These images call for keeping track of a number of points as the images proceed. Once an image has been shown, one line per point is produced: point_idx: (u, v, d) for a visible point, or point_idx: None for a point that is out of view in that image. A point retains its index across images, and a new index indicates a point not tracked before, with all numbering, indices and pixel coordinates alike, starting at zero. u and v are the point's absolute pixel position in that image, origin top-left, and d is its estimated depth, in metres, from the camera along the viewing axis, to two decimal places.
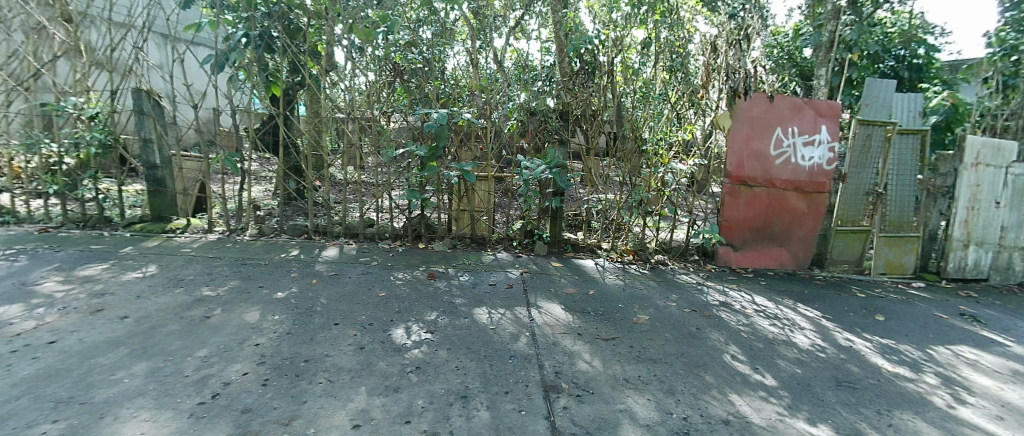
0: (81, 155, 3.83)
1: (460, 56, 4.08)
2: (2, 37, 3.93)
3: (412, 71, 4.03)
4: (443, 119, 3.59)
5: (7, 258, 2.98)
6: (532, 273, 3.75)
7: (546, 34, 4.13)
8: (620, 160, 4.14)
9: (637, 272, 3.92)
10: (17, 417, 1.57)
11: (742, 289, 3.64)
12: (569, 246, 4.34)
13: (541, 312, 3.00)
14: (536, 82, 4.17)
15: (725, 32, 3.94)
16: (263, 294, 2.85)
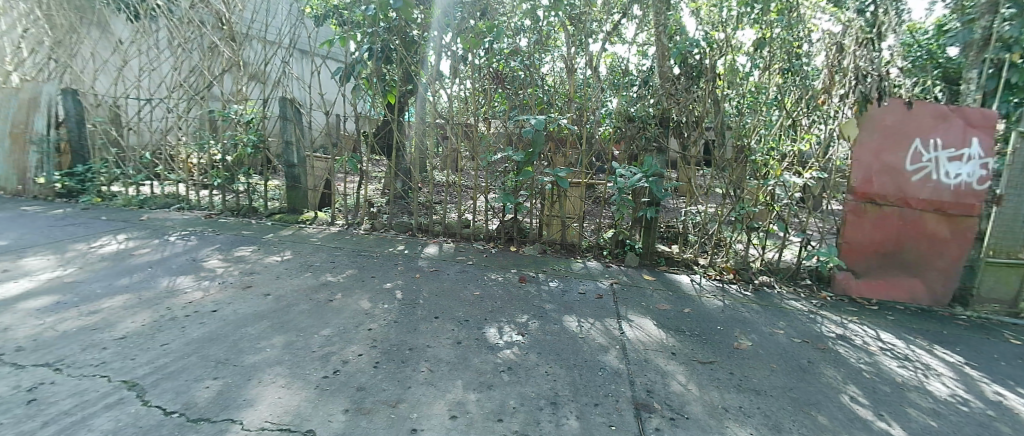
0: (239, 155, 4.52)
1: (557, 62, 4.09)
2: (185, 56, 4.76)
3: (513, 78, 4.11)
4: (540, 124, 3.68)
5: (184, 238, 3.62)
6: (624, 284, 3.64)
7: (646, 36, 3.98)
8: (724, 170, 3.84)
9: (739, 294, 3.56)
10: (189, 371, 1.88)
11: (867, 322, 3.16)
12: (662, 260, 4.10)
13: (632, 326, 2.88)
14: (630, 87, 4.03)
15: (853, 30, 3.50)
16: (374, 284, 3.12)
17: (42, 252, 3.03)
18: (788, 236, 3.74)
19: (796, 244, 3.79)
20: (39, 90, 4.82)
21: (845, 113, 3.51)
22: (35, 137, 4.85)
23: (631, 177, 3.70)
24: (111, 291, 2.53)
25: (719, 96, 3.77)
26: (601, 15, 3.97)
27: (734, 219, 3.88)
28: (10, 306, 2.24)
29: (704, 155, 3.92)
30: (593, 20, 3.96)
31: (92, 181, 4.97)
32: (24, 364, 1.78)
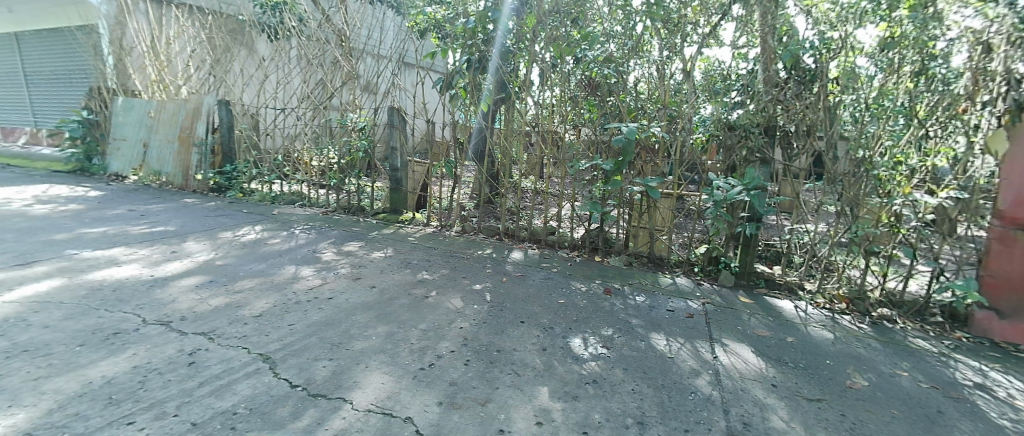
0: (350, 157, 5.03)
1: (651, 68, 3.91)
2: (310, 70, 5.33)
3: (607, 86, 4.01)
4: (632, 133, 3.51)
5: (306, 231, 4.09)
6: (717, 306, 3.38)
7: (749, 37, 3.66)
8: (841, 186, 3.42)
9: (851, 326, 3.12)
10: (310, 350, 2.10)
11: (1016, 370, 2.59)
12: (762, 281, 3.75)
13: (727, 352, 2.67)
14: (730, 91, 3.74)
15: (1006, 27, 2.82)
16: (465, 284, 3.25)
17: (199, 238, 3.59)
18: (916, 264, 3.20)
19: (925, 273, 3.22)
20: (203, 101, 5.73)
21: (990, 123, 2.93)
22: (197, 142, 5.81)
23: (729, 190, 3.42)
24: (249, 275, 2.93)
25: (833, 103, 3.38)
26: (698, 15, 3.75)
27: (849, 241, 3.41)
28: (177, 282, 2.68)
29: (814, 168, 3.51)
30: (687, 23, 3.75)
31: (236, 179, 5.79)
32: (187, 331, 2.12)
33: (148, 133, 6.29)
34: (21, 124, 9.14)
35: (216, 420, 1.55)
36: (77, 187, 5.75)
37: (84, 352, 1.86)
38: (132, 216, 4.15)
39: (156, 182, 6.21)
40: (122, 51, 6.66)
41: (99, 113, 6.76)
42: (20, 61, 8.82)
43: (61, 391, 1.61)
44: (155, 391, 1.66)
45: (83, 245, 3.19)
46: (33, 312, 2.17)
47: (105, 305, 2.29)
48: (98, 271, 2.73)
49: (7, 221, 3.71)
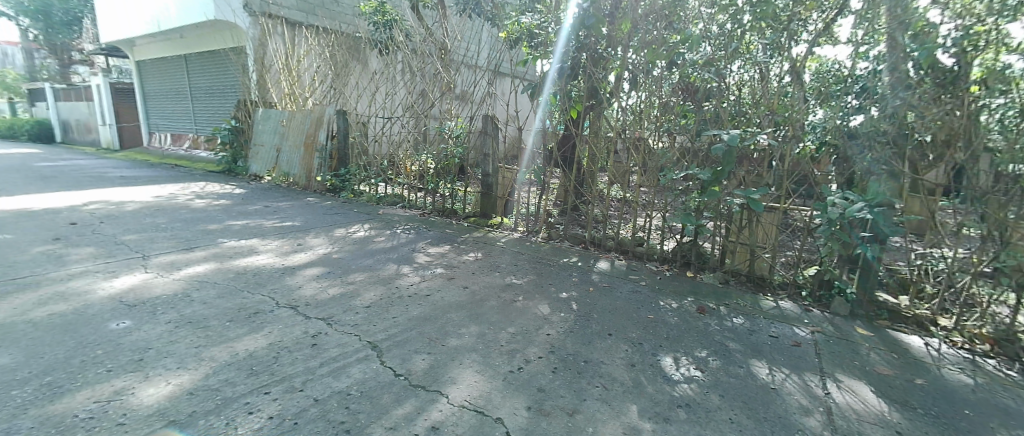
0: (446, 162, 5.36)
1: (748, 70, 3.55)
2: (414, 80, 5.71)
3: (706, 91, 3.72)
4: (734, 141, 3.21)
5: (405, 231, 4.40)
6: (829, 335, 2.92)
7: (872, 30, 3.03)
8: (987, 206, 2.69)
9: (1000, 373, 2.50)
10: (411, 343, 2.25)
11: None
12: (884, 312, 3.13)
13: (840, 388, 2.31)
14: (845, 95, 3.17)
15: None
16: (552, 291, 3.26)
17: (318, 233, 4.03)
18: None
19: None
20: (324, 112, 6.47)
21: None
22: (319, 147, 6.56)
23: (847, 207, 2.91)
24: (359, 268, 3.22)
25: (975, 109, 2.65)
26: (810, 11, 3.32)
27: (995, 271, 2.73)
28: (301, 271, 3.03)
29: (951, 181, 2.80)
30: (795, 19, 3.32)
31: (348, 181, 6.40)
32: (310, 316, 2.38)
33: (280, 139, 7.23)
34: (187, 131, 10.98)
35: (333, 398, 1.72)
36: (225, 185, 6.76)
37: (232, 327, 2.17)
38: (265, 211, 4.78)
39: (284, 183, 7.08)
40: (263, 68, 7.66)
41: (243, 122, 7.92)
42: (186, 78, 10.55)
43: (216, 358, 1.89)
44: (286, 366, 1.89)
45: (230, 234, 3.75)
46: (196, 289, 2.59)
47: (247, 287, 2.67)
48: (241, 258, 3.18)
49: (175, 213, 4.48)
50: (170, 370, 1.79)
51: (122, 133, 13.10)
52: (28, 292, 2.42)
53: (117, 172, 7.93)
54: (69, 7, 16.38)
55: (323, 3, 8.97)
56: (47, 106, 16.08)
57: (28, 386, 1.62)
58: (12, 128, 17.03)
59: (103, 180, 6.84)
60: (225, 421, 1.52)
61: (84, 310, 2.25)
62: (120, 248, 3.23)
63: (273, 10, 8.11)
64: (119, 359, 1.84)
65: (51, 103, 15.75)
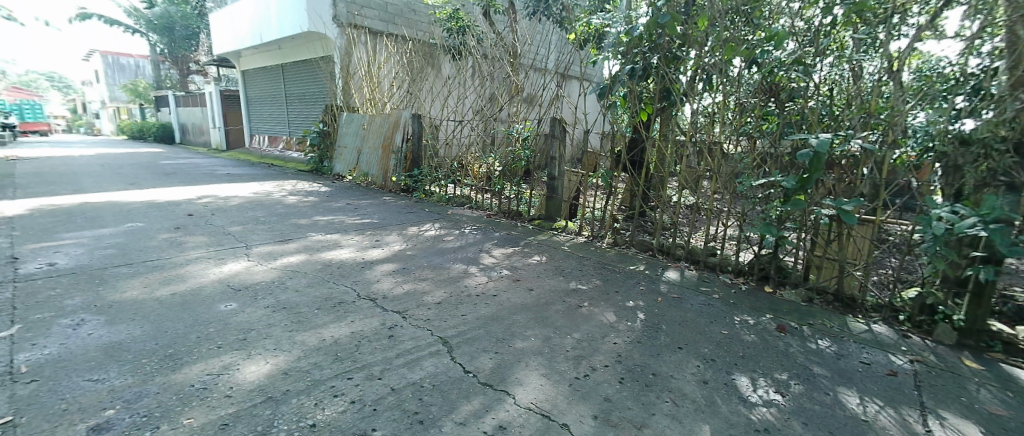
0: (513, 165, 5.37)
1: (841, 67, 3.15)
2: (487, 84, 5.84)
3: (791, 91, 3.37)
4: (824, 146, 2.83)
5: (473, 231, 4.52)
6: (931, 366, 2.53)
7: (989, 22, 2.52)
8: None
9: None
10: (479, 341, 2.30)
11: None
12: (997, 344, 2.65)
13: (946, 427, 1.99)
14: (952, 96, 2.69)
15: None
16: (617, 299, 3.17)
17: (393, 230, 4.26)
18: None
19: None
20: (400, 116, 6.80)
21: None
22: (395, 149, 6.92)
23: (955, 222, 2.44)
24: (430, 266, 3.35)
25: None
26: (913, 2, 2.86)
27: None
28: (378, 266, 3.22)
29: None
30: (895, 12, 2.90)
31: (421, 182, 6.66)
32: (387, 308, 2.52)
33: (361, 141, 7.73)
34: (281, 134, 12.08)
35: (408, 389, 1.80)
36: (311, 183, 7.35)
37: (319, 315, 2.35)
38: (346, 208, 5.13)
39: (363, 182, 7.55)
40: (346, 74, 8.19)
41: (329, 125, 8.57)
42: (282, 85, 11.61)
43: (307, 343, 2.06)
44: (366, 355, 2.01)
45: (317, 229, 4.07)
46: (289, 278, 2.84)
47: (333, 278, 2.88)
48: (325, 251, 3.43)
49: (270, 207, 4.95)
50: (267, 350, 1.97)
51: (228, 135, 14.67)
52: (155, 273, 2.79)
53: (222, 170, 8.91)
54: (189, 23, 18.57)
55: (402, 12, 9.48)
56: (170, 111, 18.42)
57: (156, 356, 1.87)
58: (142, 130, 19.77)
59: (211, 176, 7.71)
60: (314, 402, 1.64)
61: (199, 292, 2.55)
62: (227, 237, 3.64)
63: (358, 21, 8.80)
64: (227, 337, 2.06)
65: (173, 108, 18.02)
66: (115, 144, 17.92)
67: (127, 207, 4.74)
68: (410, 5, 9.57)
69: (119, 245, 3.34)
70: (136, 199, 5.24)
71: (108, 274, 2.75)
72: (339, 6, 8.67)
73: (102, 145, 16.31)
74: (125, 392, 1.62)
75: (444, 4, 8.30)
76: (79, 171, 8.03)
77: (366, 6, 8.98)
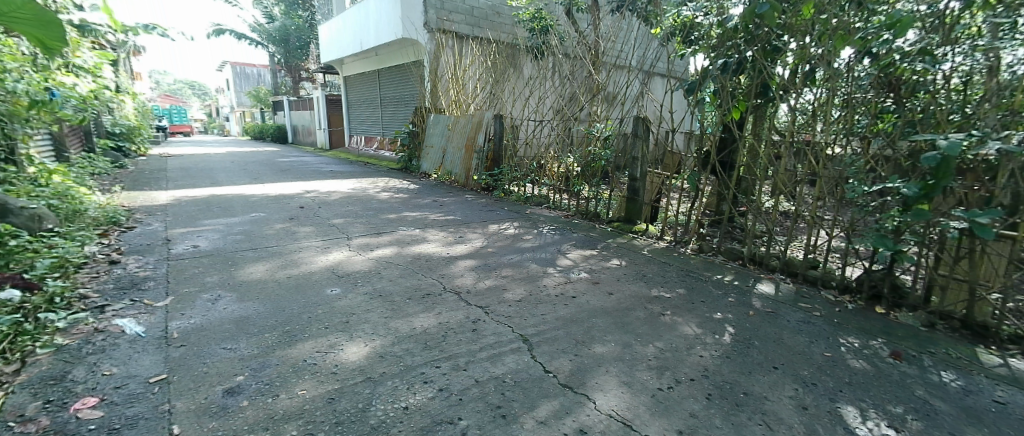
0: (593, 165, 5.26)
1: (974, 56, 2.60)
2: (567, 83, 5.78)
3: (913, 85, 2.89)
4: (954, 149, 2.39)
5: (552, 231, 4.54)
6: None
7: None
8: None
9: None
10: (559, 342, 2.29)
11: None
12: None
13: None
14: None
15: None
16: (703, 310, 2.98)
17: (474, 227, 4.41)
18: None
19: None
20: (484, 116, 7.02)
21: None
22: (477, 149, 7.15)
23: None
24: (510, 264, 3.41)
25: None
26: None
27: None
28: (461, 261, 3.35)
29: None
30: None
31: (501, 181, 6.78)
32: (471, 302, 2.61)
33: (447, 141, 8.08)
34: (375, 134, 13.05)
35: (492, 383, 1.85)
36: (401, 181, 7.83)
37: (410, 304, 2.51)
38: (431, 205, 5.40)
39: (447, 180, 7.91)
40: (435, 77, 8.62)
41: (419, 126, 9.08)
42: (377, 89, 12.52)
43: (400, 330, 2.21)
44: (453, 346, 2.11)
45: (407, 224, 4.33)
46: (383, 268, 3.05)
47: (422, 271, 3.06)
48: (414, 245, 3.65)
49: (365, 202, 5.37)
50: (366, 333, 2.15)
51: (330, 136, 16.09)
52: (272, 258, 3.15)
53: (324, 167, 9.84)
54: (301, 34, 20.72)
55: (487, 15, 9.79)
56: (284, 115, 20.68)
57: (276, 331, 2.11)
58: (261, 131, 22.52)
59: (316, 173, 8.54)
60: (406, 386, 1.76)
61: (309, 276, 2.84)
62: (330, 228, 4.00)
63: (445, 26, 9.22)
64: (333, 319, 2.27)
65: (286, 112, 20.30)
66: (241, 143, 20.59)
67: (252, 199, 5.44)
68: (495, 8, 9.85)
69: (246, 231, 3.84)
70: (256, 192, 5.98)
71: (237, 257, 3.16)
72: (430, 13, 9.10)
73: (234, 145, 18.87)
74: (252, 362, 1.84)
75: (527, 5, 8.42)
76: (213, 167, 9.35)
77: (454, 11, 9.38)
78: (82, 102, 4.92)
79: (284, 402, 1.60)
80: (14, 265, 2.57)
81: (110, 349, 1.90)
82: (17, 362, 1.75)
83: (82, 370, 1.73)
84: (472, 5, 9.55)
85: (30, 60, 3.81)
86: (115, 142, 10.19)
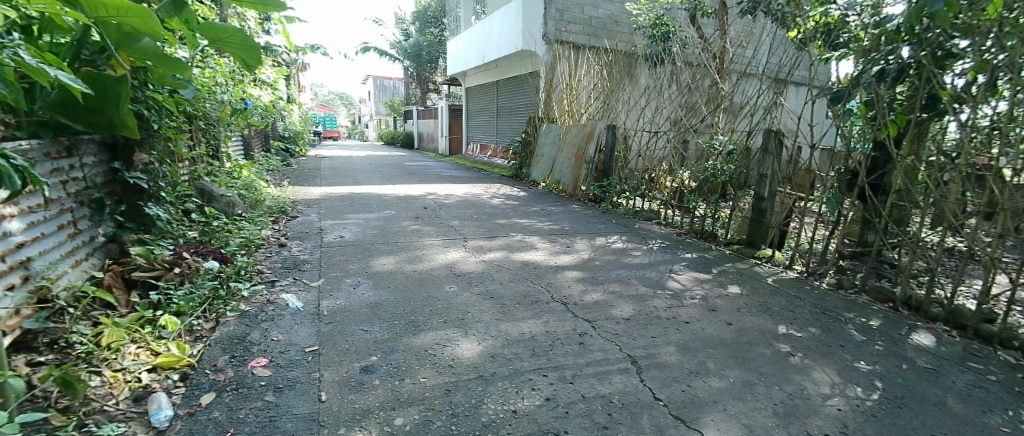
0: (712, 180, 4.84)
1: None
2: (688, 93, 5.48)
3: None
4: None
5: (663, 249, 4.32)
6: None
7: None
8: None
9: None
10: (671, 369, 2.14)
11: None
12: None
13: None
14: None
15: None
16: (843, 356, 2.52)
17: (581, 238, 4.39)
18: None
19: None
20: (596, 126, 6.98)
21: None
22: (588, 159, 7.12)
23: None
24: (618, 279, 3.33)
25: None
26: None
27: None
28: (568, 272, 3.35)
29: None
30: None
31: (609, 192, 6.61)
32: (578, 315, 2.60)
33: (557, 151, 8.16)
34: (489, 143, 13.75)
35: (598, 401, 1.80)
36: (512, 188, 8.12)
37: (518, 309, 2.57)
38: (539, 213, 5.50)
39: (554, 189, 7.95)
40: (550, 88, 8.78)
41: (531, 135, 9.33)
42: (494, 100, 13.21)
43: (509, 333, 2.28)
44: (560, 357, 2.11)
45: (517, 230, 4.47)
46: (494, 271, 3.18)
47: (531, 277, 3.12)
48: (523, 251, 3.74)
49: (479, 207, 5.67)
50: (479, 332, 2.26)
51: (449, 144, 17.34)
52: (399, 252, 3.47)
53: (443, 172, 10.65)
54: (432, 50, 22.77)
55: (605, 25, 9.82)
56: (413, 124, 22.88)
57: (404, 320, 2.32)
58: (394, 139, 25.20)
59: (436, 177, 9.25)
60: (515, 389, 1.80)
61: (431, 272, 3.06)
62: (448, 229, 4.29)
63: (563, 37, 9.42)
64: (450, 315, 2.42)
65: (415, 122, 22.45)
66: (376, 149, 23.32)
67: (383, 197, 6.07)
68: (614, 17, 9.88)
69: (380, 226, 4.30)
70: (387, 192, 6.69)
71: (372, 249, 3.54)
72: (549, 25, 9.37)
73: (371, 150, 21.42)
74: (383, 345, 2.05)
75: (646, 11, 8.28)
76: (354, 168, 10.71)
77: (572, 22, 9.55)
78: (267, 111, 6.01)
79: (409, 387, 1.75)
80: (216, 241, 3.21)
81: (277, 318, 2.26)
82: (213, 321, 2.18)
83: (257, 333, 2.08)
84: (591, 15, 9.65)
85: (234, 77, 4.75)
86: (284, 143, 12.24)
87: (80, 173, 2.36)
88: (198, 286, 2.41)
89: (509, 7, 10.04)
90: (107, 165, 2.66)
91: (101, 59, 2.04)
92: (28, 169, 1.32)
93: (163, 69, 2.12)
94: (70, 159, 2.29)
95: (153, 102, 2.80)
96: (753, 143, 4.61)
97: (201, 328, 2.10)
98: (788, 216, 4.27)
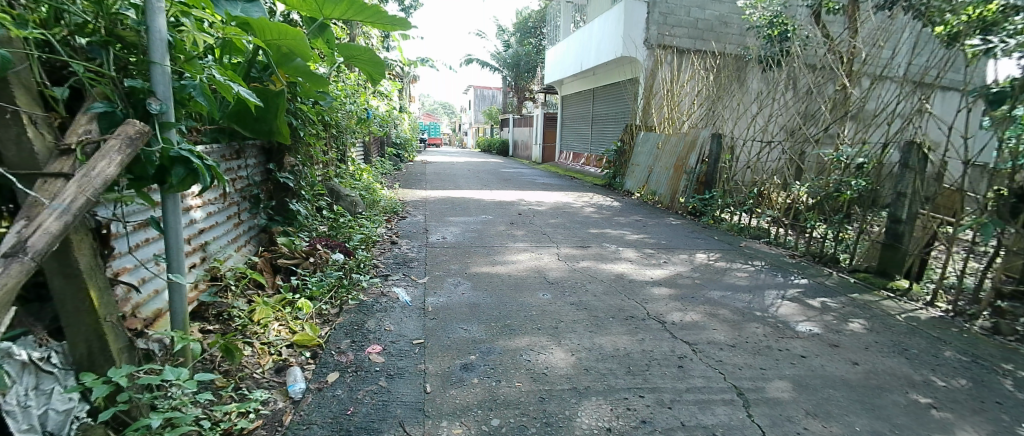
0: (836, 197, 4.33)
1: None
2: (807, 99, 4.97)
3: None
4: None
5: (772, 272, 3.95)
6: None
7: None
8: None
9: None
10: (784, 407, 1.93)
11: None
12: None
13: None
14: None
15: None
16: (1004, 416, 2.07)
17: (681, 254, 4.19)
18: None
19: None
20: (700, 135, 6.63)
21: None
22: (688, 170, 6.77)
23: None
24: (723, 301, 3.11)
25: None
26: None
27: None
28: (667, 289, 3.20)
29: None
30: None
31: (711, 206, 6.22)
32: (676, 336, 2.48)
33: (655, 160, 7.86)
34: (583, 150, 13.70)
35: (698, 431, 1.68)
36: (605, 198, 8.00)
37: (613, 324, 2.52)
38: (633, 225, 5.35)
39: (649, 200, 7.67)
40: (649, 95, 8.52)
41: (627, 143, 9.12)
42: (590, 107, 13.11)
43: (604, 347, 2.25)
44: (657, 379, 2.03)
45: (612, 241, 4.39)
46: (588, 282, 3.16)
47: (626, 291, 3.04)
48: (618, 263, 3.65)
49: (571, 215, 5.67)
50: (573, 343, 2.25)
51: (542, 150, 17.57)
52: (496, 255, 3.60)
53: (537, 178, 10.83)
54: (531, 58, 23.36)
55: (712, 27, 9.30)
56: (508, 131, 23.60)
57: (500, 323, 2.39)
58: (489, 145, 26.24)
59: (529, 184, 9.44)
60: (610, 406, 1.77)
61: (526, 278, 3.12)
62: (543, 236, 4.35)
63: (666, 42, 9.12)
64: (545, 323, 2.45)
65: (510, 129, 23.13)
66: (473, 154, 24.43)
67: (481, 202, 6.34)
68: (723, 18, 9.32)
69: (478, 229, 4.48)
70: (484, 196, 6.97)
71: (471, 250, 3.71)
72: (650, 29, 9.12)
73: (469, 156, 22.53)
74: (481, 346, 2.13)
75: (762, 11, 7.69)
76: (455, 173, 11.38)
77: (676, 25, 9.19)
78: (386, 119, 6.62)
79: (505, 390, 1.80)
80: (341, 235, 3.58)
81: (389, 310, 2.46)
82: (337, 307, 2.45)
83: (372, 322, 2.29)
84: (697, 17, 9.18)
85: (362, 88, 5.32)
86: (397, 149, 13.44)
87: (244, 172, 2.85)
88: (327, 274, 2.72)
89: (608, 14, 9.95)
90: (263, 166, 3.15)
91: (265, 76, 2.40)
92: (217, 169, 1.58)
93: (309, 84, 2.45)
94: (238, 160, 2.77)
95: (301, 113, 3.25)
96: (889, 157, 4.04)
97: (328, 313, 2.37)
98: (930, 243, 3.66)
